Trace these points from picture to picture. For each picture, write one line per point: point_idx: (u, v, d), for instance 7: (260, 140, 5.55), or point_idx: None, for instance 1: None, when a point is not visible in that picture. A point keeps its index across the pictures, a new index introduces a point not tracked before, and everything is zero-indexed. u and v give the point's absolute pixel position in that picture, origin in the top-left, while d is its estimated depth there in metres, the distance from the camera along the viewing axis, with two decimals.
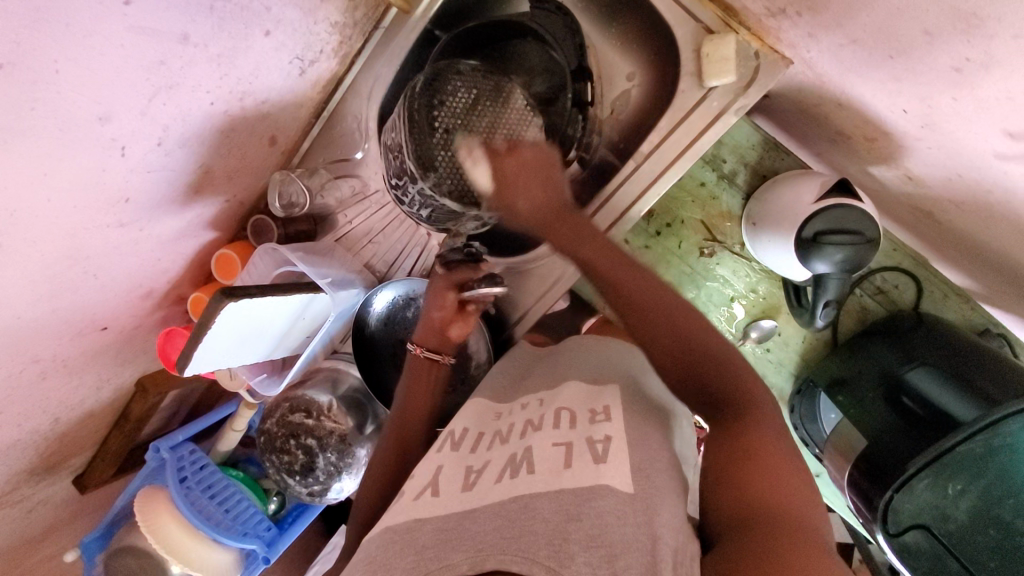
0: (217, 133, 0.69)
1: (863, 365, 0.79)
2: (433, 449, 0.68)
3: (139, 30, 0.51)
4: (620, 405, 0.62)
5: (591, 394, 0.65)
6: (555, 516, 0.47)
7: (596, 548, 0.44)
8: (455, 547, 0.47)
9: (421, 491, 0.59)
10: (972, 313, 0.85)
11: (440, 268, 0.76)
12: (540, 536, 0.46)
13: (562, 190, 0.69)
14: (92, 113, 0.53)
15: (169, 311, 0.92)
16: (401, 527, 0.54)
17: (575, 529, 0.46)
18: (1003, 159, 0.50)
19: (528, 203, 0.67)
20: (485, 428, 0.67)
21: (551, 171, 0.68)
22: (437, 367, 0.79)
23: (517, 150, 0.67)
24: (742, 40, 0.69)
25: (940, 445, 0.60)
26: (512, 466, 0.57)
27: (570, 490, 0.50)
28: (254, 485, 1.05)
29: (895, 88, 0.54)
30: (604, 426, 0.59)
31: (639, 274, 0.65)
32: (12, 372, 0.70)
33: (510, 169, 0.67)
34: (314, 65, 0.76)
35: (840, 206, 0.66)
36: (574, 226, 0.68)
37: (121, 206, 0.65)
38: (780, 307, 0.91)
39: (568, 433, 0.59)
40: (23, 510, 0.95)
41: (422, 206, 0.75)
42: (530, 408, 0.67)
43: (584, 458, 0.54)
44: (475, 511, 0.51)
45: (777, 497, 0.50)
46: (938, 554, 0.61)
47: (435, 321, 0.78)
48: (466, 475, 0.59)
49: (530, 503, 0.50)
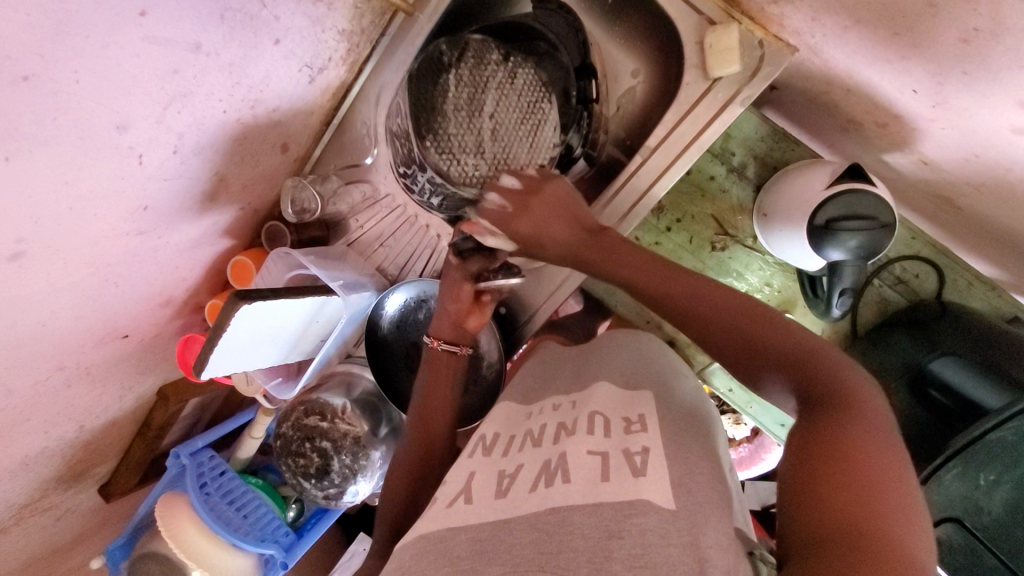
0: (229, 141, 0.71)
1: (886, 359, 0.77)
2: (464, 456, 0.64)
3: (152, 40, 0.52)
4: (656, 413, 0.58)
5: (625, 401, 0.61)
6: (595, 531, 0.44)
7: (640, 568, 0.41)
8: (491, 562, 0.44)
9: (453, 498, 0.56)
10: (1000, 301, 0.81)
11: (454, 258, 0.75)
12: (580, 552, 0.43)
13: (579, 212, 0.66)
14: (111, 122, 0.55)
15: (188, 319, 0.94)
16: (433, 536, 0.51)
17: (618, 546, 0.42)
18: (1020, 133, 0.48)
19: (554, 248, 0.65)
20: (515, 432, 0.63)
21: (565, 200, 0.65)
22: (455, 359, 0.78)
23: (523, 203, 0.65)
24: (747, 30, 0.68)
25: (972, 433, 0.58)
26: (546, 474, 0.52)
27: (610, 503, 0.46)
28: (274, 493, 1.06)
29: (904, 68, 0.53)
30: (640, 437, 0.54)
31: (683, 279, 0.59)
32: (38, 379, 0.72)
33: (523, 224, 0.65)
34: (323, 73, 0.78)
35: (852, 190, 0.65)
36: (607, 244, 0.64)
37: (140, 215, 0.67)
38: (796, 301, 0.89)
39: (604, 441, 0.55)
40: (53, 518, 0.97)
41: (432, 194, 0.80)
42: (561, 410, 0.63)
43: (621, 472, 0.50)
44: (510, 521, 0.48)
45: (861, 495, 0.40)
46: (972, 551, 0.58)
47: (452, 313, 0.77)
48: (498, 481, 0.55)
49: (567, 516, 0.46)
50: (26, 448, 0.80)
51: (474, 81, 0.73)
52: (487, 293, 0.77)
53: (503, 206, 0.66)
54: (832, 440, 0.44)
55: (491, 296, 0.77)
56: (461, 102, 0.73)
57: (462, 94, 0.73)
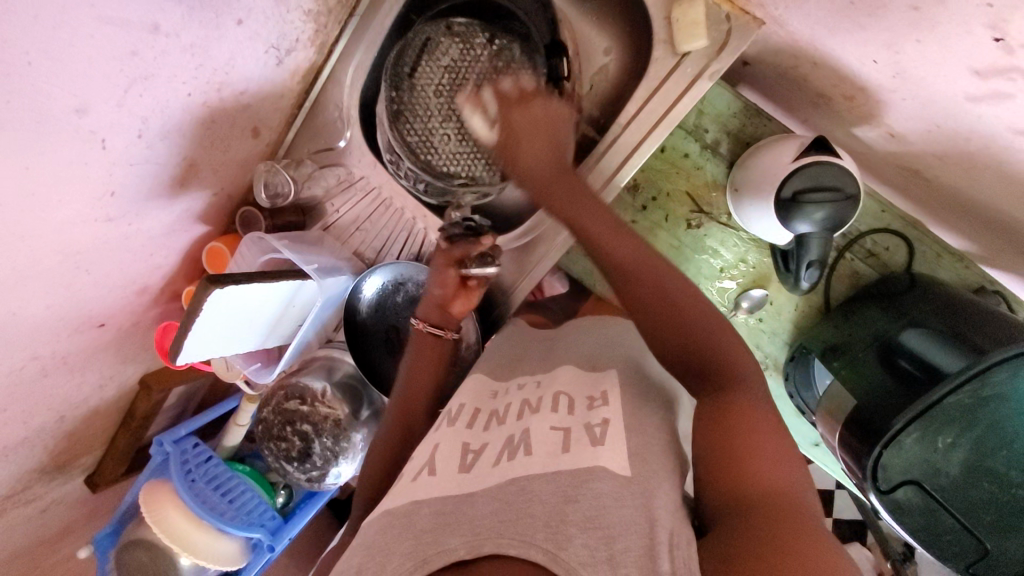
0: (197, 124, 0.71)
1: (857, 330, 0.78)
2: (431, 430, 0.65)
3: (107, 21, 0.52)
4: (618, 389, 0.59)
5: (591, 377, 0.62)
6: (552, 498, 0.46)
7: (594, 530, 0.42)
8: (453, 531, 0.45)
9: (419, 470, 0.57)
10: (967, 273, 0.82)
11: (442, 243, 0.76)
12: (538, 518, 0.44)
13: (566, 151, 0.66)
14: (68, 105, 0.54)
15: (167, 307, 0.94)
16: (398, 510, 0.52)
17: (573, 509, 0.44)
18: (974, 100, 0.49)
19: (529, 159, 0.64)
20: (482, 407, 0.64)
21: (561, 127, 0.66)
22: (441, 343, 0.78)
23: (531, 100, 0.66)
24: (712, 4, 0.68)
25: (925, 399, 0.59)
26: (510, 447, 0.54)
27: (568, 472, 0.48)
28: (261, 479, 1.06)
29: (861, 38, 0.54)
30: (602, 410, 0.55)
31: (627, 240, 0.61)
32: (13, 369, 0.72)
33: (518, 119, 0.65)
34: (291, 54, 0.77)
35: (817, 163, 0.66)
36: (573, 186, 0.64)
37: (108, 200, 0.66)
38: (770, 276, 0.90)
39: (567, 419, 0.56)
40: (38, 509, 0.97)
41: (415, 180, 0.85)
42: (527, 389, 0.64)
43: (581, 441, 0.52)
44: (473, 494, 0.49)
45: (768, 465, 0.48)
46: (930, 507, 0.62)
47: (438, 298, 0.77)
48: (463, 456, 0.56)
49: (527, 485, 0.48)
50: (6, 439, 0.80)
51: (453, 66, 0.81)
52: (474, 279, 0.77)
53: (510, 93, 0.67)
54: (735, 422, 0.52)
55: (478, 282, 0.77)
56: (442, 88, 0.82)
57: (444, 78, 0.82)
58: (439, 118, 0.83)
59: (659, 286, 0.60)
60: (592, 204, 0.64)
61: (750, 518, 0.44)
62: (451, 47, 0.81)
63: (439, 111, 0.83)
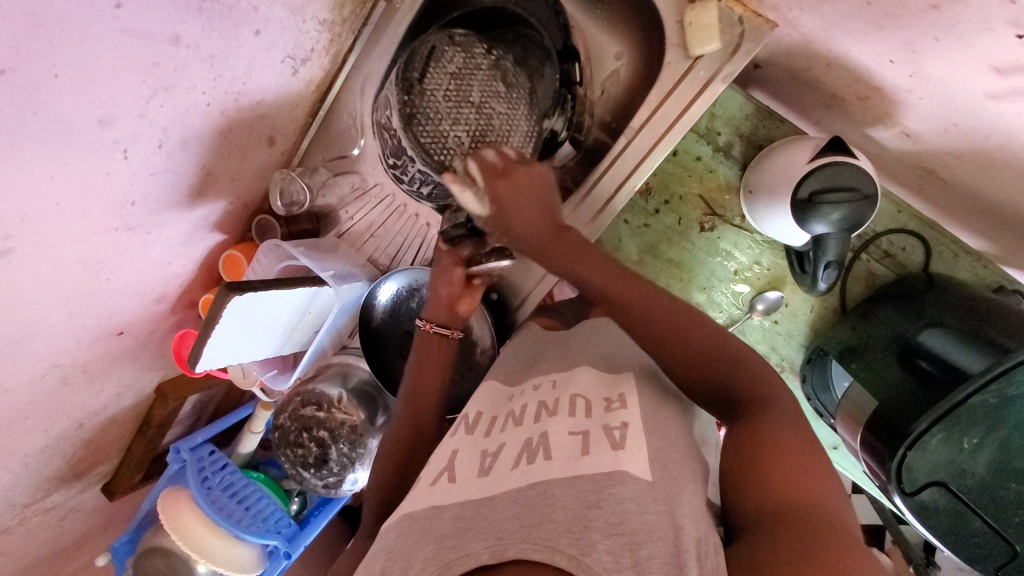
0: (215, 134, 0.72)
1: (875, 331, 0.78)
2: (446, 436, 0.65)
3: (131, 33, 0.53)
4: (635, 392, 0.59)
5: (608, 381, 0.62)
6: (574, 502, 0.45)
7: (617, 535, 0.42)
8: (474, 536, 0.45)
9: (436, 477, 0.57)
10: (985, 272, 0.82)
11: (445, 244, 0.77)
12: (559, 522, 0.44)
13: (553, 210, 0.68)
14: (93, 116, 0.55)
15: (183, 315, 0.94)
16: (418, 515, 0.52)
17: (595, 516, 0.44)
18: (994, 98, 0.49)
19: (522, 224, 0.67)
20: (498, 411, 0.64)
21: (546, 193, 0.68)
22: (447, 342, 0.78)
23: (513, 170, 0.67)
24: (725, 6, 0.69)
25: (949, 400, 0.58)
26: (528, 452, 0.53)
27: (589, 476, 0.48)
28: (276, 487, 1.06)
29: (878, 37, 0.54)
30: (621, 413, 0.55)
31: (650, 300, 0.62)
32: (35, 377, 0.73)
33: (504, 190, 0.67)
34: (306, 64, 0.78)
35: (836, 163, 0.65)
36: (568, 242, 0.67)
37: (129, 210, 0.67)
38: (785, 278, 0.90)
39: (585, 422, 0.55)
40: (56, 517, 0.98)
41: (422, 183, 0.81)
42: (542, 390, 0.63)
43: (600, 444, 0.51)
44: (492, 499, 0.49)
45: (800, 483, 0.48)
46: (958, 509, 0.61)
47: (443, 297, 0.77)
48: (481, 460, 0.56)
49: (548, 490, 0.48)
50: (26, 446, 0.81)
51: (461, 72, 0.71)
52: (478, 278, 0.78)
53: (494, 163, 0.67)
54: (762, 444, 0.52)
55: (482, 281, 0.78)
56: (451, 93, 0.70)
57: (449, 84, 0.71)
58: (450, 124, 0.71)
59: (681, 330, 0.60)
60: (587, 254, 0.67)
61: (778, 529, 0.44)
62: (456, 55, 0.72)
63: (449, 115, 0.71)
